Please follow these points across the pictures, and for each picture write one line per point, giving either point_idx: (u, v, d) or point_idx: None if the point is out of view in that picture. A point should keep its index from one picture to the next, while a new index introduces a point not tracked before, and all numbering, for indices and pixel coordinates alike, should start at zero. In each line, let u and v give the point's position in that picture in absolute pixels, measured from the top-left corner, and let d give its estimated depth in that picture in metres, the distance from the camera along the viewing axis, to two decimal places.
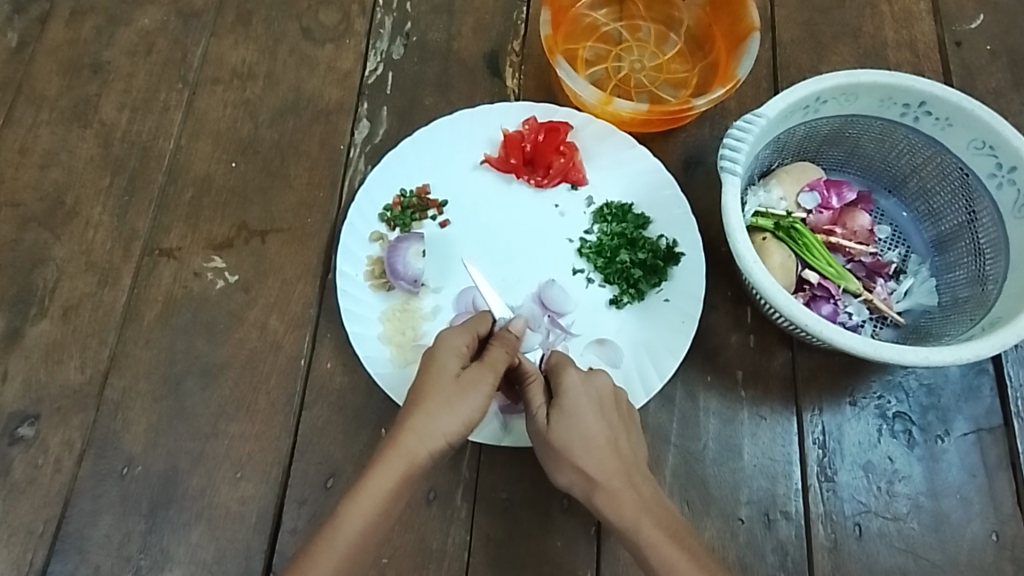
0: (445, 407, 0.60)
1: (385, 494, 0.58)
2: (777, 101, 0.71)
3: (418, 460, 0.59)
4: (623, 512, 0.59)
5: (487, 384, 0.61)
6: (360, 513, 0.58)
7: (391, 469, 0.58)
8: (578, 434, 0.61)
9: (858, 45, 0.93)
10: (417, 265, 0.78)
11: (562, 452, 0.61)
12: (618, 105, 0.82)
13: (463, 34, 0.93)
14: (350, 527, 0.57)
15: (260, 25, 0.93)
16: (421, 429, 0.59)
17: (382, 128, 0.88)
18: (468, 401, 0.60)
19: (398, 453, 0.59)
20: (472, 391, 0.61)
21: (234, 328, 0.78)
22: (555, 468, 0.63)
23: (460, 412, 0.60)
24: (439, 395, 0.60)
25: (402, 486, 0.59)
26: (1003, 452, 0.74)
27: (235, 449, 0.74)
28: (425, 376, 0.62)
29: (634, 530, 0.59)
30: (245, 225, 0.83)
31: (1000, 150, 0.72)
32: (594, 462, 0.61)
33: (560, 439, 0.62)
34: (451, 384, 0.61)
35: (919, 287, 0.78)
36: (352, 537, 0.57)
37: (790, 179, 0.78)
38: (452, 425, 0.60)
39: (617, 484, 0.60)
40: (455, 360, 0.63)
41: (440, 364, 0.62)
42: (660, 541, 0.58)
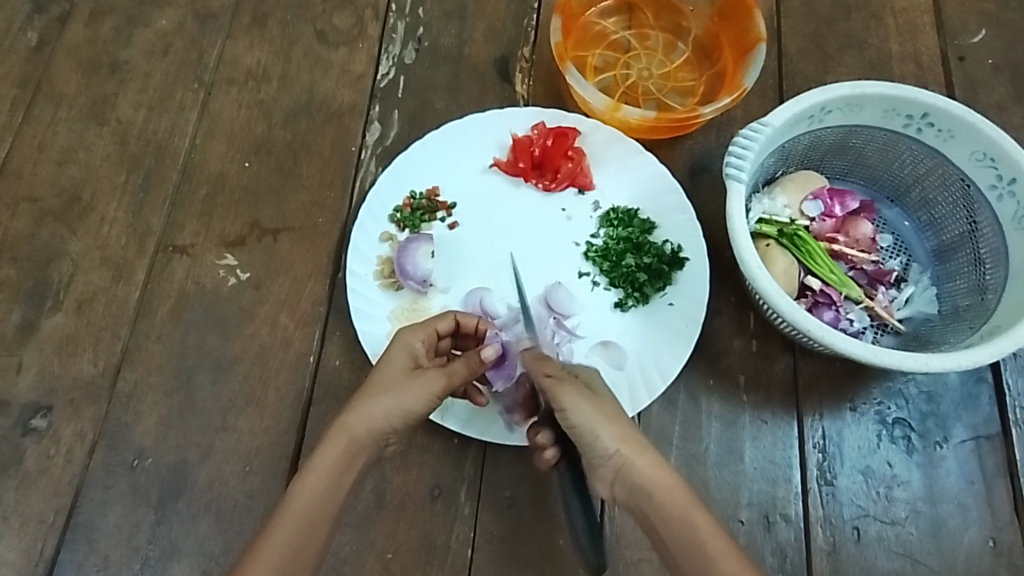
0: (388, 396, 0.61)
1: (327, 474, 0.59)
2: (782, 110, 0.73)
3: (359, 440, 0.61)
4: (651, 482, 0.59)
5: (433, 382, 0.62)
6: (306, 493, 0.59)
7: (333, 448, 0.60)
8: (604, 401, 0.63)
9: (863, 57, 0.94)
10: (427, 265, 0.80)
11: (601, 416, 0.61)
12: (626, 112, 0.83)
13: (474, 39, 0.95)
14: (299, 506, 0.59)
15: (275, 28, 0.94)
16: (362, 411, 0.61)
17: (393, 131, 0.90)
18: (411, 394, 0.62)
19: (340, 432, 0.61)
20: (416, 388, 0.62)
21: (245, 324, 0.80)
22: (593, 438, 0.60)
23: (399, 402, 0.61)
24: (385, 385, 0.62)
25: (345, 465, 0.60)
26: (1001, 460, 0.75)
27: (243, 444, 0.75)
28: (377, 369, 0.64)
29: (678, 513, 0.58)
30: (257, 223, 0.84)
31: (1000, 162, 0.73)
32: (630, 429, 0.61)
33: (600, 406, 0.62)
34: (400, 378, 0.63)
35: (920, 296, 0.79)
36: (293, 523, 0.58)
37: (794, 188, 0.79)
38: (390, 412, 0.61)
39: (646, 453, 0.60)
40: (404, 354, 0.64)
41: (390, 359, 0.64)
42: (692, 515, 0.58)
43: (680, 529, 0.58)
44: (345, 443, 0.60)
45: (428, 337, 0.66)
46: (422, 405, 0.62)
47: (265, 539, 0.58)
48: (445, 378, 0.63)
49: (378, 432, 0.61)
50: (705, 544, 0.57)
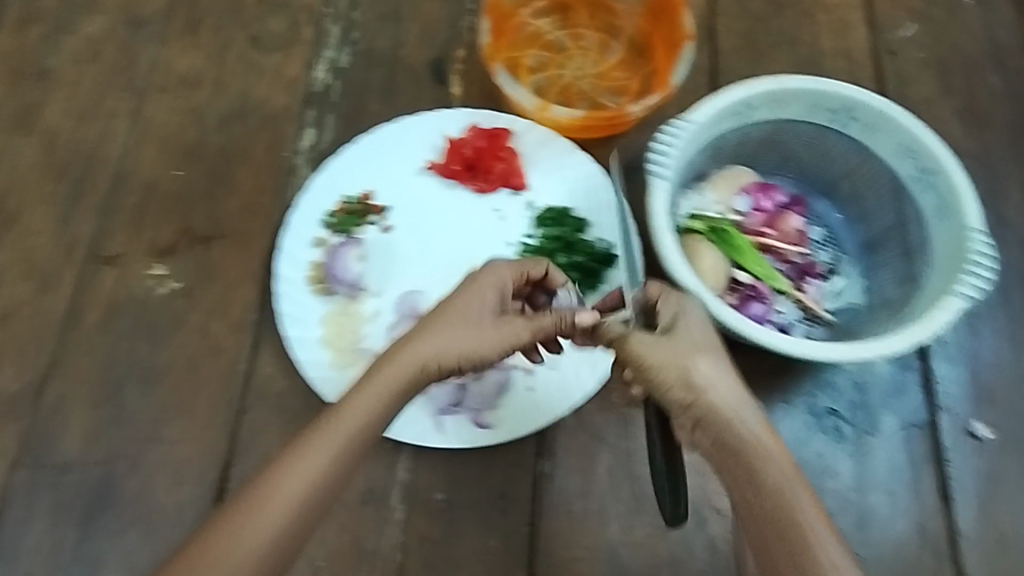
0: (467, 329, 0.63)
1: (382, 396, 0.59)
2: (704, 107, 0.73)
3: (417, 372, 0.61)
4: (739, 436, 0.57)
5: (517, 327, 0.64)
6: (325, 443, 0.57)
7: (386, 381, 0.60)
8: (692, 344, 0.60)
9: (795, 54, 0.95)
10: (356, 268, 0.80)
11: (681, 360, 0.59)
12: (556, 111, 0.84)
13: (410, 42, 0.94)
14: (346, 424, 0.58)
15: (207, 32, 0.93)
16: (434, 338, 0.62)
17: (328, 134, 0.89)
18: (490, 335, 0.63)
19: (406, 359, 0.61)
20: (495, 331, 0.63)
21: (175, 333, 0.79)
22: (677, 383, 0.58)
23: (475, 339, 0.62)
24: (467, 314, 0.63)
25: (399, 395, 0.60)
26: (929, 447, 0.76)
27: (172, 454, 0.74)
28: (454, 299, 0.64)
29: (769, 476, 0.55)
30: (188, 230, 0.83)
31: (921, 155, 0.74)
32: (718, 375, 0.58)
33: (680, 348, 0.59)
34: (475, 319, 0.63)
35: (848, 288, 0.81)
36: (335, 437, 0.58)
37: (724, 184, 0.80)
38: (463, 346, 0.62)
39: (733, 405, 0.57)
40: (488, 293, 0.65)
41: (471, 295, 0.64)
42: (784, 478, 0.55)
43: (768, 491, 0.55)
44: (383, 396, 0.59)
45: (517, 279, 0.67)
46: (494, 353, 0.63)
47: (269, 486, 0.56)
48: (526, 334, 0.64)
49: (444, 365, 0.62)
50: (792, 515, 0.54)
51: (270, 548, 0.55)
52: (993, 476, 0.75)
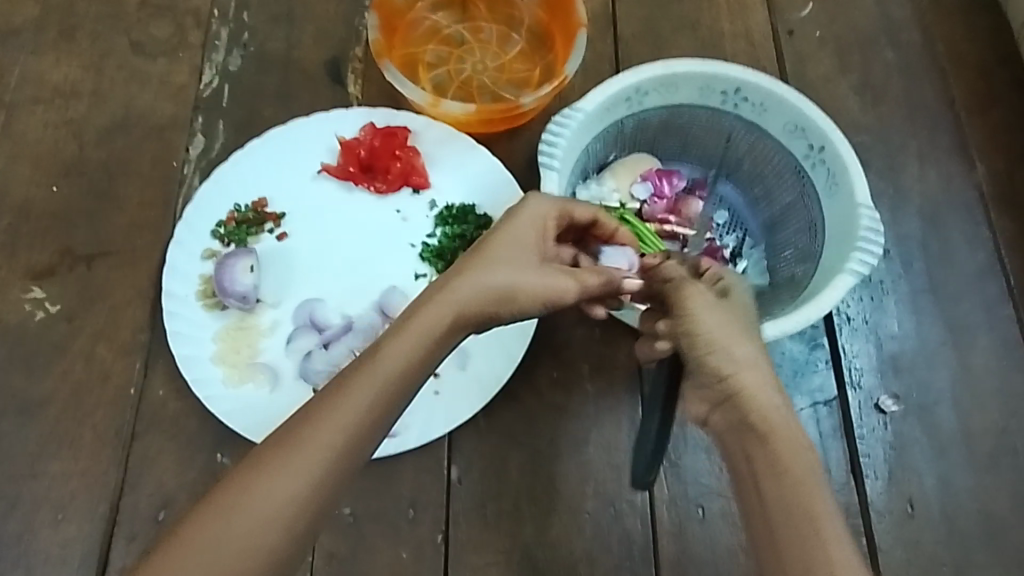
0: (509, 273, 0.60)
1: (411, 348, 0.56)
2: (593, 95, 0.72)
3: (449, 323, 0.58)
4: (770, 424, 0.55)
5: (562, 274, 0.62)
6: (330, 430, 0.53)
7: (406, 342, 0.56)
8: (733, 323, 0.59)
9: (696, 37, 0.95)
10: (247, 279, 0.76)
11: (722, 335, 0.58)
12: (448, 106, 0.81)
13: (303, 42, 0.91)
14: (354, 403, 0.54)
15: (85, 41, 0.89)
16: (474, 285, 0.59)
17: (218, 142, 0.85)
18: (535, 279, 0.60)
19: (443, 306, 0.58)
20: (540, 276, 0.61)
21: (57, 360, 0.74)
22: (714, 353, 0.58)
23: (517, 281, 0.60)
24: (507, 256, 0.61)
25: (433, 347, 0.57)
26: (838, 423, 0.76)
27: (57, 489, 0.70)
28: (494, 238, 0.62)
29: (791, 464, 0.53)
30: (69, 250, 0.79)
31: (809, 132, 0.74)
32: (753, 359, 0.58)
33: (726, 321, 0.59)
34: (526, 264, 0.61)
35: (752, 268, 0.81)
36: (343, 419, 0.53)
37: (623, 172, 0.80)
38: (501, 292, 0.59)
39: (766, 392, 0.57)
40: (534, 235, 0.63)
41: (518, 235, 0.62)
42: (802, 470, 0.53)
43: (786, 485, 0.52)
44: (376, 389, 0.54)
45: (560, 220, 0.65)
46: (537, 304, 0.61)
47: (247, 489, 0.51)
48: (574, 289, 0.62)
49: (481, 314, 0.59)
50: (808, 508, 0.51)
51: (259, 556, 0.50)
52: (901, 448, 0.75)
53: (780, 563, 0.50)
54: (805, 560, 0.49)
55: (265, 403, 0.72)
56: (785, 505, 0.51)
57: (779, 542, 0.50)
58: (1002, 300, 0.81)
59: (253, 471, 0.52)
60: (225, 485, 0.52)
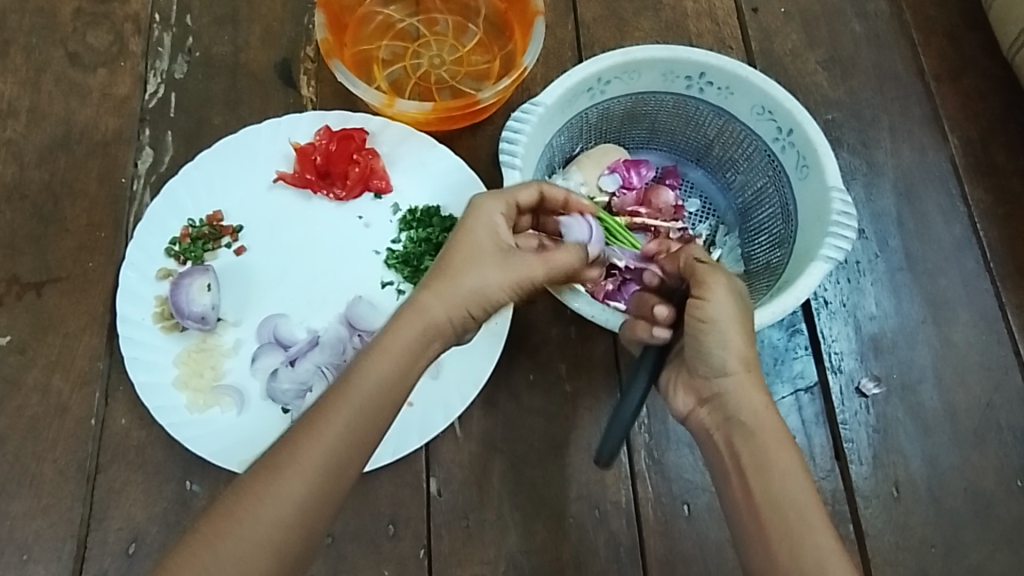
0: (473, 276, 0.58)
1: (398, 359, 0.55)
2: (553, 87, 0.69)
3: (434, 328, 0.57)
4: (757, 425, 0.58)
5: (526, 265, 0.60)
6: (315, 453, 0.51)
7: (388, 355, 0.55)
8: (736, 326, 0.58)
9: (659, 18, 0.92)
10: (204, 300, 0.72)
11: (719, 342, 0.58)
12: (402, 106, 0.77)
13: (251, 44, 0.87)
14: (334, 428, 0.52)
15: (18, 55, 0.84)
16: (445, 294, 0.57)
17: (168, 155, 0.82)
18: (496, 279, 0.58)
19: (414, 319, 0.56)
20: (503, 270, 0.59)
21: (11, 395, 0.71)
22: (709, 356, 0.59)
23: (486, 283, 0.58)
24: (470, 259, 0.58)
25: (416, 356, 0.56)
26: (820, 409, 0.75)
27: (20, 530, 0.67)
28: (451, 246, 0.60)
29: (777, 461, 0.56)
30: (16, 279, 0.75)
31: (778, 115, 0.72)
32: (749, 359, 0.60)
33: (726, 330, 0.58)
34: (486, 256, 0.59)
35: (726, 257, 0.79)
36: (328, 441, 0.52)
37: (590, 164, 0.77)
38: (474, 295, 0.58)
39: (757, 392, 0.59)
40: (488, 226, 0.60)
41: (473, 232, 0.60)
42: (789, 468, 0.56)
43: (775, 481, 0.55)
44: (361, 412, 0.53)
45: (508, 209, 0.62)
46: (506, 295, 0.59)
47: (231, 519, 0.50)
48: (542, 271, 0.60)
49: (458, 319, 0.58)
50: (798, 505, 0.54)
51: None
52: (884, 430, 0.74)
53: (770, 554, 0.53)
54: (793, 552, 0.52)
55: (232, 427, 0.69)
56: (770, 500, 0.55)
57: (767, 534, 0.54)
58: (979, 274, 0.80)
59: (236, 499, 0.50)
60: (210, 516, 0.50)
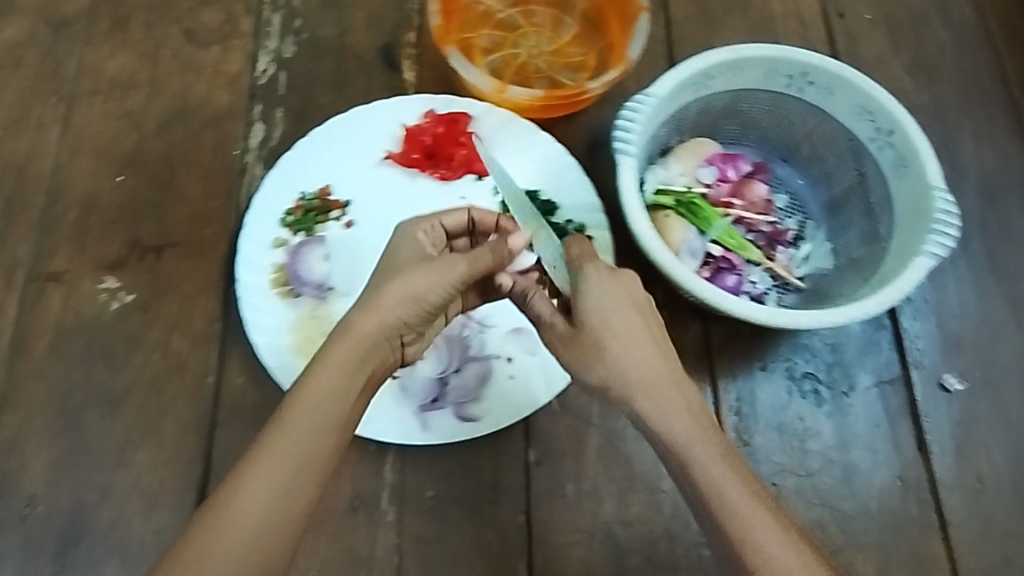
0: (404, 283, 0.59)
1: (333, 381, 0.56)
2: (664, 80, 0.72)
3: (370, 339, 0.59)
4: (671, 427, 0.58)
5: (451, 266, 0.60)
6: (256, 485, 0.53)
7: (322, 380, 0.56)
8: (606, 329, 0.60)
9: (747, 19, 0.95)
10: (320, 269, 0.77)
11: (587, 354, 0.60)
12: (513, 93, 0.81)
13: (355, 28, 0.90)
14: (275, 459, 0.54)
15: (137, 30, 0.88)
16: (383, 304, 0.59)
17: (278, 131, 0.85)
18: (424, 281, 0.60)
19: (343, 336, 0.58)
20: (431, 271, 0.60)
21: (134, 352, 0.75)
22: (580, 368, 0.61)
23: (414, 286, 0.59)
24: (400, 270, 0.61)
25: (353, 371, 0.57)
26: (905, 400, 0.77)
27: (145, 478, 0.71)
28: (383, 270, 0.62)
29: (702, 465, 0.56)
30: (137, 242, 0.79)
31: (878, 115, 0.75)
32: (643, 361, 0.59)
33: (586, 340, 0.60)
34: (407, 266, 0.61)
35: (816, 252, 0.82)
36: (271, 473, 0.53)
37: (687, 156, 0.80)
38: (406, 300, 0.59)
39: (672, 394, 0.59)
40: (412, 245, 0.64)
41: (397, 253, 0.63)
42: (714, 468, 0.56)
43: (708, 483, 0.56)
44: (304, 435, 0.54)
45: (432, 230, 0.66)
46: (438, 293, 0.60)
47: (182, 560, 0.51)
48: (464, 259, 0.61)
49: (392, 326, 0.59)
50: (738, 507, 0.55)
51: None
52: (967, 424, 0.76)
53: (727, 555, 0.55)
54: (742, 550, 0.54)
55: None
56: (718, 508, 0.55)
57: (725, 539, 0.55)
58: None
59: (188, 539, 0.52)
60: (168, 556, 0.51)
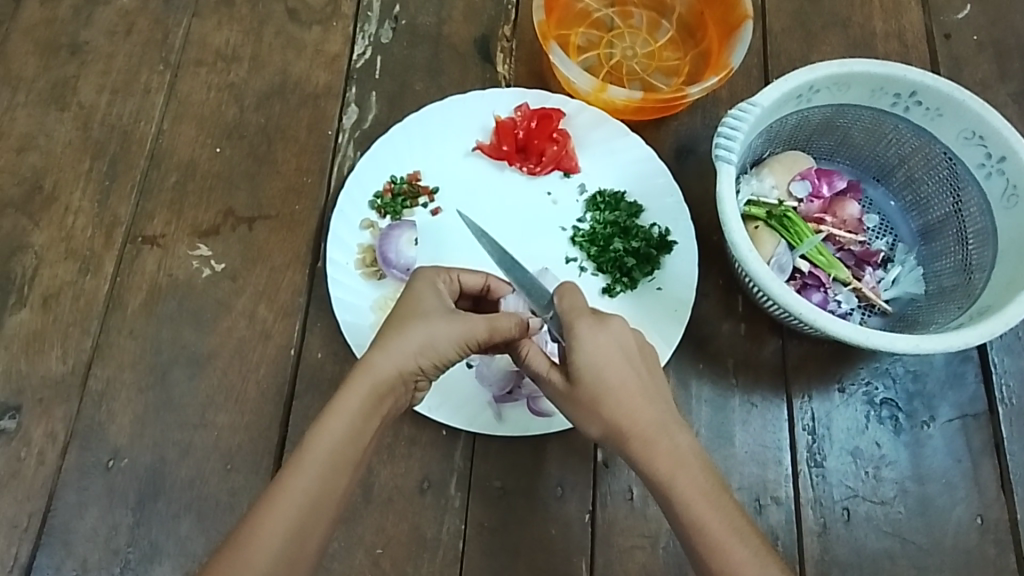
0: (423, 332, 0.58)
1: (351, 421, 0.56)
2: (770, 90, 0.72)
3: (389, 382, 0.57)
4: (656, 467, 0.58)
5: (471, 323, 0.59)
6: (273, 524, 0.52)
7: (341, 420, 0.56)
8: (602, 389, 0.59)
9: (847, 35, 0.93)
10: (410, 253, 0.78)
11: (583, 410, 0.60)
12: (612, 93, 0.82)
13: (453, 18, 0.91)
14: (294, 496, 0.53)
15: (244, 6, 0.90)
16: (394, 350, 0.58)
17: (371, 113, 0.86)
18: (442, 335, 0.59)
19: (363, 375, 0.57)
20: (451, 326, 0.59)
21: (222, 318, 0.77)
22: (580, 418, 0.61)
23: (433, 340, 0.58)
24: (418, 319, 0.59)
25: (369, 411, 0.57)
26: (987, 437, 0.75)
27: (224, 440, 0.73)
28: (399, 310, 0.61)
29: (686, 503, 0.57)
30: (231, 212, 0.81)
31: (989, 140, 0.73)
32: (628, 404, 0.59)
33: (579, 395, 0.60)
34: (432, 314, 0.60)
35: (906, 276, 0.79)
36: (289, 511, 0.53)
37: (781, 169, 0.79)
38: (425, 351, 0.58)
39: (663, 439, 0.58)
40: (432, 292, 0.62)
41: (419, 297, 0.61)
42: (698, 507, 0.56)
43: (696, 521, 0.56)
44: (319, 475, 0.54)
45: (449, 283, 0.65)
46: (454, 349, 0.60)
47: None
48: (484, 323, 0.60)
49: (408, 373, 0.58)
50: (724, 547, 0.55)
51: None
52: None
53: None
54: None
55: None
56: (705, 546, 0.55)
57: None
58: None
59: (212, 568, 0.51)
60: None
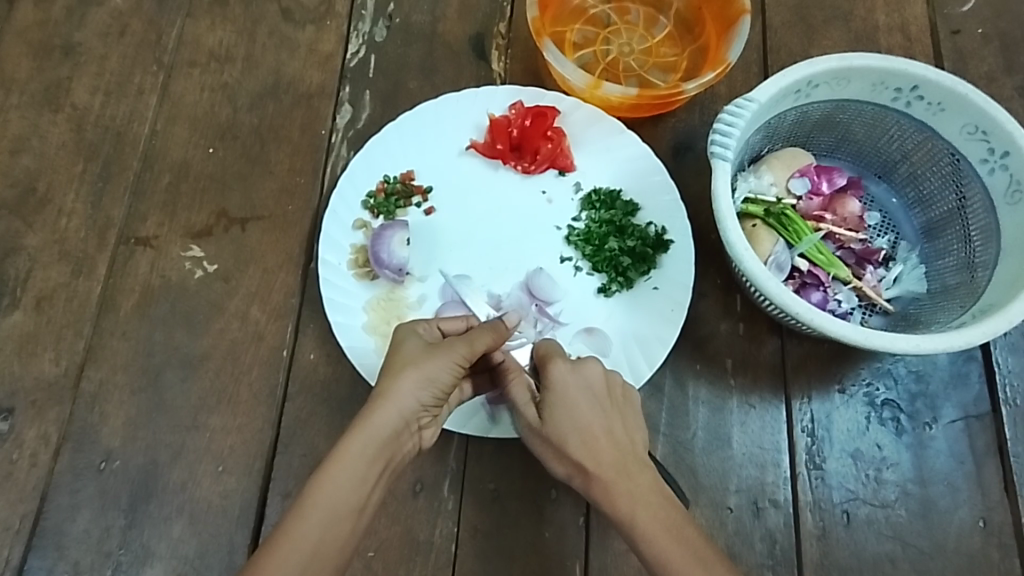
0: (416, 368, 0.58)
1: (358, 468, 0.56)
2: (768, 85, 0.70)
3: (394, 427, 0.57)
4: (617, 504, 0.58)
5: (454, 349, 0.60)
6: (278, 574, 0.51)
7: (347, 467, 0.55)
8: (569, 430, 0.60)
9: (849, 29, 0.91)
10: (402, 253, 0.76)
11: (551, 449, 0.62)
12: (607, 89, 0.80)
13: (448, 16, 0.90)
14: (301, 547, 0.53)
15: (237, 6, 0.90)
16: (392, 393, 0.58)
17: (365, 112, 0.86)
18: (436, 364, 0.59)
19: (365, 424, 0.57)
20: (439, 355, 0.59)
21: (214, 319, 0.77)
22: (547, 459, 0.63)
23: (427, 376, 0.58)
24: (406, 359, 0.59)
25: (377, 457, 0.56)
26: (991, 438, 0.73)
27: (216, 442, 0.73)
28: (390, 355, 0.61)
29: (648, 539, 0.56)
30: (224, 213, 0.81)
31: (992, 135, 0.71)
32: (593, 445, 0.60)
33: (547, 435, 0.61)
34: (417, 350, 0.60)
35: (908, 275, 0.78)
36: (294, 561, 0.52)
37: (780, 165, 0.77)
38: (422, 385, 0.58)
39: (626, 478, 0.58)
40: (414, 338, 0.62)
41: (401, 344, 0.61)
42: (662, 544, 0.55)
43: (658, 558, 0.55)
44: (323, 524, 0.54)
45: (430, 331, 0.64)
46: (449, 373, 0.60)
47: None
48: (466, 341, 0.61)
49: (411, 411, 0.58)
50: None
51: None
52: None
53: None
54: None
55: None
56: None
57: None
58: None
59: None
60: None
